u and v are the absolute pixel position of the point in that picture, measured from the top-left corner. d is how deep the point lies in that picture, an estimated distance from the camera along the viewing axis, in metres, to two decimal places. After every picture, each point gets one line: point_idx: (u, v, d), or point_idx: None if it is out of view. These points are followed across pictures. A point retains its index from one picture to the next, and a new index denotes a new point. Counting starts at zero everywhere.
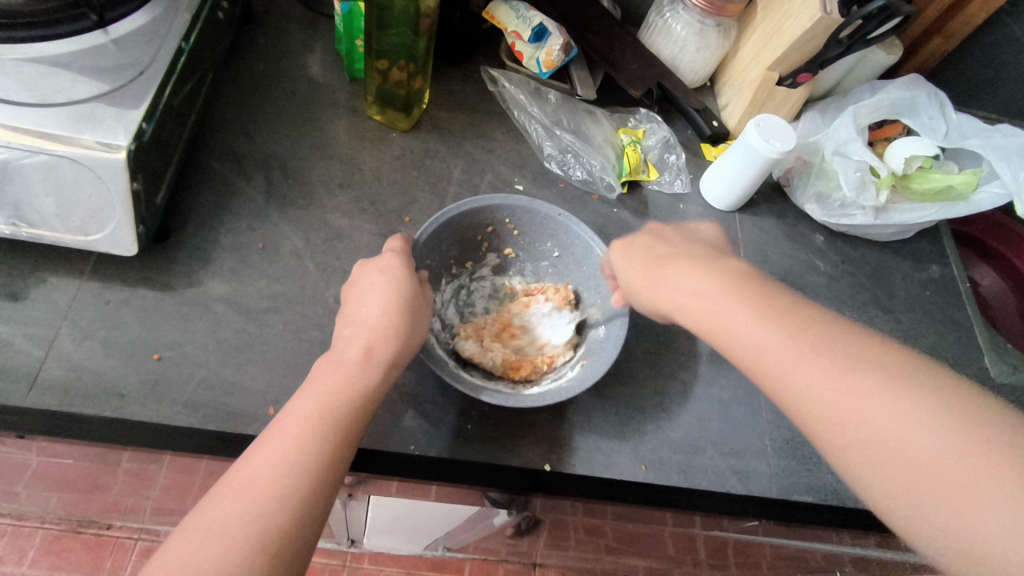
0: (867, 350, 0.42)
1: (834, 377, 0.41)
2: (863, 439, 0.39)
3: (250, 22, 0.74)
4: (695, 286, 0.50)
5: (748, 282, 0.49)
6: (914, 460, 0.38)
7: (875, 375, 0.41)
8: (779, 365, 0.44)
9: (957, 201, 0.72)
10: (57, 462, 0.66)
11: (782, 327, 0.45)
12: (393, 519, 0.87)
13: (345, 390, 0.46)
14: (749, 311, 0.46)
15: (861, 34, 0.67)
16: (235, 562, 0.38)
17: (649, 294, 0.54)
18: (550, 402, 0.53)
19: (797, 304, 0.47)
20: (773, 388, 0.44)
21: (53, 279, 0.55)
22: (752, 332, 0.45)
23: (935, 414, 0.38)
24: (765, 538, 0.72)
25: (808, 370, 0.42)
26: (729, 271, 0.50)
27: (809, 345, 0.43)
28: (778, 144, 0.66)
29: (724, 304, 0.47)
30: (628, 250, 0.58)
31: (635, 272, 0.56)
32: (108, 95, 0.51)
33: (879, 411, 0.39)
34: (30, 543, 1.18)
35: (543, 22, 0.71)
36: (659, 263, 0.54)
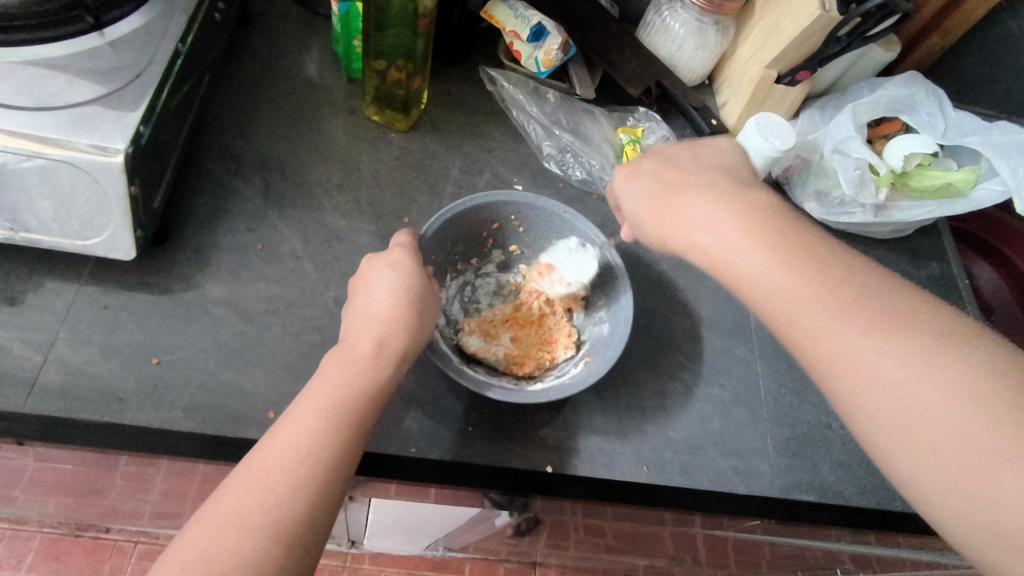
0: (903, 311, 0.42)
1: (871, 340, 0.41)
2: (894, 401, 0.40)
3: (246, 23, 0.74)
4: (720, 226, 0.48)
5: (773, 221, 0.48)
6: (943, 424, 0.38)
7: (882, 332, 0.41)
8: (792, 308, 0.44)
9: (957, 198, 0.72)
10: (55, 467, 0.66)
11: (796, 269, 0.45)
12: (392, 520, 0.87)
13: (356, 382, 0.46)
14: (779, 260, 0.45)
15: (860, 32, 0.67)
16: (250, 554, 0.38)
17: (657, 224, 0.52)
18: (554, 399, 0.53)
19: (832, 255, 0.45)
20: (800, 343, 0.44)
21: (51, 283, 0.55)
22: (783, 284, 0.45)
23: (970, 383, 0.39)
24: (765, 536, 0.72)
25: (826, 319, 0.43)
26: (758, 213, 0.48)
27: (845, 302, 0.43)
28: (778, 142, 0.66)
29: (750, 253, 0.46)
30: (636, 172, 0.57)
31: (641, 203, 0.54)
32: (105, 98, 0.51)
33: (914, 375, 0.40)
34: (28, 547, 1.18)
35: (541, 21, 0.71)
36: (665, 195, 0.53)
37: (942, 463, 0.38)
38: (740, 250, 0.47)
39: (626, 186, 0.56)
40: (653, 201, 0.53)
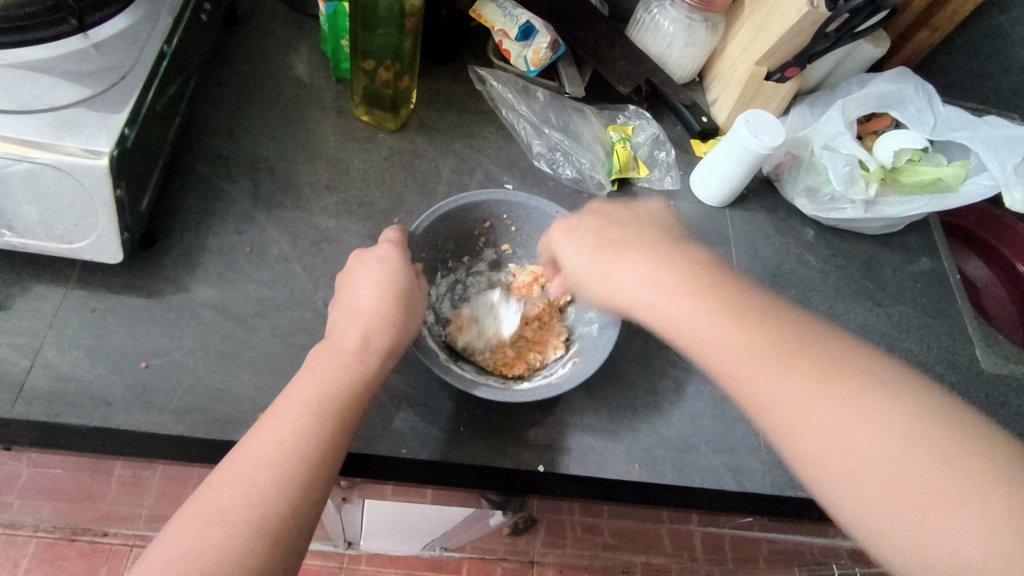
0: (841, 357, 0.43)
1: (813, 395, 0.42)
2: (840, 450, 0.40)
3: (234, 24, 0.74)
4: (669, 290, 0.48)
5: (722, 287, 0.47)
6: (888, 473, 0.39)
7: (822, 386, 0.42)
8: (750, 381, 0.44)
9: (946, 192, 0.73)
10: (46, 471, 0.65)
11: (746, 331, 0.45)
12: (387, 521, 0.87)
13: (341, 377, 0.46)
14: (724, 316, 0.46)
15: (849, 28, 0.66)
16: (235, 550, 0.38)
17: (609, 283, 0.51)
18: (543, 396, 0.53)
19: (774, 309, 0.46)
20: (748, 396, 0.44)
21: (38, 287, 0.54)
22: (730, 342, 0.45)
23: (911, 428, 0.39)
24: (759, 532, 0.72)
25: (780, 387, 0.43)
26: (699, 267, 0.49)
27: (783, 356, 0.43)
28: (768, 139, 0.66)
29: (696, 312, 0.46)
30: (573, 233, 0.56)
31: (585, 258, 0.53)
32: (90, 101, 0.51)
33: (851, 424, 0.40)
34: (23, 552, 1.17)
35: (530, 20, 0.71)
36: (606, 250, 0.53)
37: (889, 505, 0.38)
38: (685, 315, 0.47)
39: (563, 241, 0.56)
40: (593, 262, 0.53)
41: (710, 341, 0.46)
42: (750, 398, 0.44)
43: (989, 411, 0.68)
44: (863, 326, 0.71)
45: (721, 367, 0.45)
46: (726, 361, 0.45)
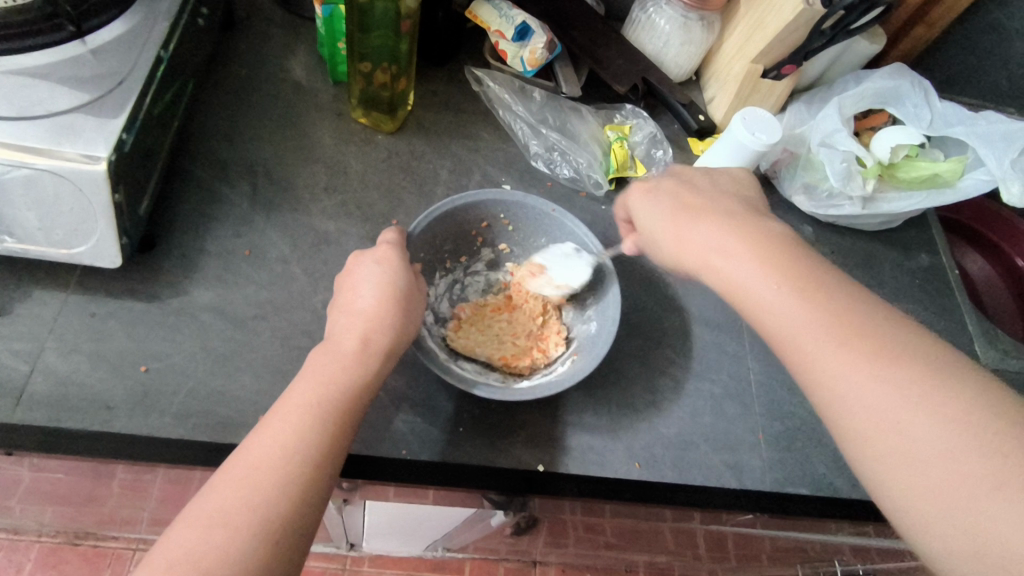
0: (897, 338, 0.43)
1: (872, 371, 0.41)
2: (894, 432, 0.39)
3: (231, 28, 0.74)
4: (738, 255, 0.48)
5: (793, 257, 0.48)
6: (923, 446, 0.39)
7: (876, 356, 0.42)
8: (800, 338, 0.44)
9: (944, 188, 0.73)
10: (49, 476, 0.66)
11: (805, 295, 0.45)
12: (389, 522, 0.87)
13: (340, 379, 0.46)
14: (790, 291, 0.45)
15: (844, 25, 0.67)
16: (236, 552, 0.38)
17: (676, 245, 0.52)
18: (541, 395, 0.53)
19: (845, 292, 0.45)
20: (805, 369, 0.44)
21: (38, 292, 0.55)
22: (793, 317, 0.45)
23: (976, 423, 0.38)
24: (761, 530, 0.72)
25: (832, 351, 0.43)
26: (770, 240, 0.49)
27: (841, 326, 0.43)
28: (763, 137, 0.67)
29: (762, 281, 0.47)
30: (650, 194, 0.57)
31: (660, 219, 0.54)
32: (88, 106, 0.51)
33: (913, 409, 0.39)
34: (26, 556, 1.17)
35: (526, 20, 0.71)
36: (682, 210, 0.54)
37: (939, 497, 0.37)
38: (745, 276, 0.47)
39: (640, 201, 0.57)
40: (667, 224, 0.54)
41: (766, 302, 0.46)
42: (798, 359, 0.44)
43: None
44: None
45: (773, 329, 0.46)
46: (780, 323, 0.45)
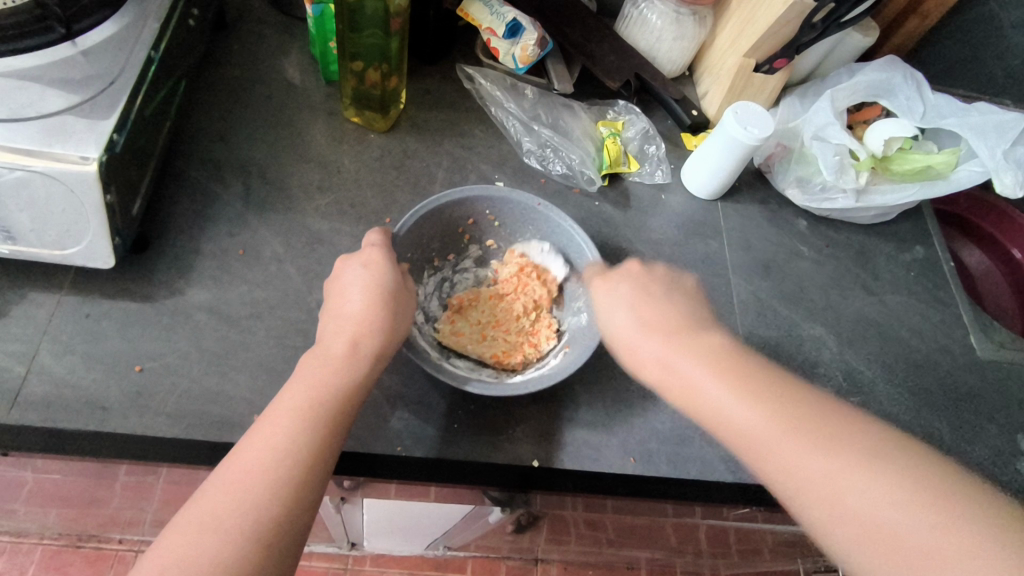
0: (843, 428, 0.45)
1: (811, 452, 0.44)
2: (846, 516, 0.41)
3: (223, 29, 0.74)
4: (683, 351, 0.51)
5: (736, 359, 0.50)
6: (890, 531, 0.40)
7: (824, 449, 0.44)
8: (757, 437, 0.46)
9: (937, 180, 0.73)
10: (48, 478, 0.66)
11: (752, 398, 0.47)
12: (390, 520, 0.87)
13: (332, 381, 0.46)
14: (731, 384, 0.48)
15: (835, 18, 0.67)
16: (227, 555, 0.38)
17: (639, 337, 0.53)
18: (535, 389, 0.53)
19: (774, 378, 0.49)
20: (754, 455, 0.46)
21: (32, 294, 0.55)
22: (744, 418, 0.47)
23: (916, 491, 0.41)
24: (760, 525, 0.72)
25: (787, 449, 0.45)
26: (715, 346, 0.51)
27: (791, 423, 0.45)
28: (757, 131, 0.66)
29: (715, 384, 0.48)
30: (610, 285, 0.58)
31: (629, 319, 0.55)
32: (78, 108, 0.51)
33: (852, 485, 0.42)
34: (29, 559, 1.18)
35: (517, 18, 0.71)
36: (640, 316, 0.55)
37: (893, 564, 0.40)
38: (701, 381, 0.49)
39: (602, 295, 0.58)
40: (629, 325, 0.54)
41: (719, 406, 0.48)
42: (759, 456, 0.45)
43: (986, 399, 0.68)
44: (857, 315, 0.71)
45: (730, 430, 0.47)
46: (734, 425, 0.47)
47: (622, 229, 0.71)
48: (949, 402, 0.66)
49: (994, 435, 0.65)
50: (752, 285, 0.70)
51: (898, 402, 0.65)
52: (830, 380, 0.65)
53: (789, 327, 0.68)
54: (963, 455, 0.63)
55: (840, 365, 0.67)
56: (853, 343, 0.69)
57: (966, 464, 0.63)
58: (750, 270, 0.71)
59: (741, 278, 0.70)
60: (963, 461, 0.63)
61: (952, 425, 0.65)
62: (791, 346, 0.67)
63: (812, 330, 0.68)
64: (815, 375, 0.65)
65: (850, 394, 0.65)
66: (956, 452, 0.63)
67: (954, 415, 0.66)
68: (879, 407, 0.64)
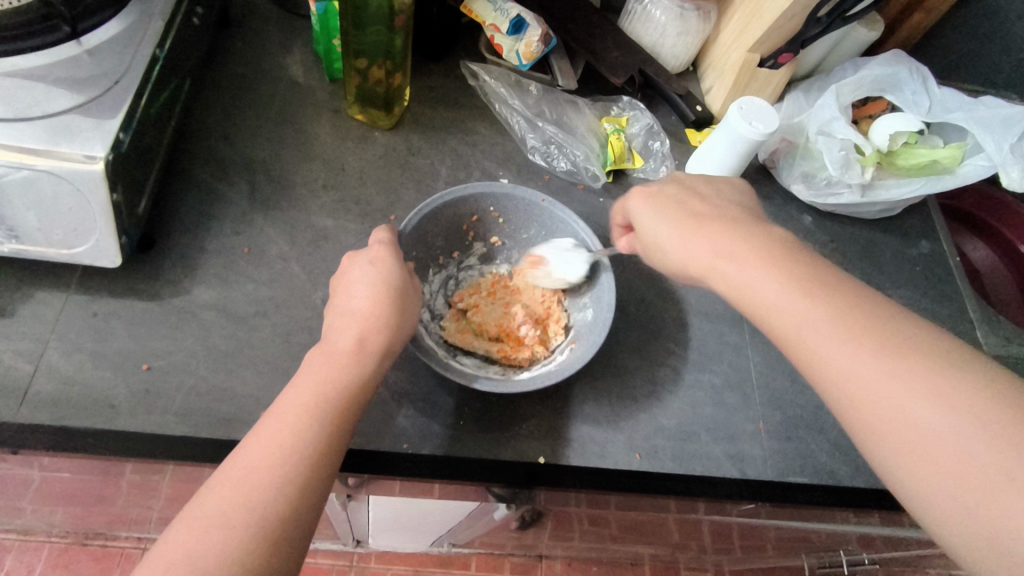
0: (919, 341, 0.41)
1: (884, 373, 0.40)
2: (911, 437, 0.39)
3: (227, 27, 0.74)
4: (739, 257, 0.48)
5: (799, 261, 0.46)
6: (959, 454, 0.37)
7: (892, 360, 0.41)
8: (819, 339, 0.43)
9: (943, 174, 0.73)
10: (56, 476, 0.66)
11: (818, 298, 0.44)
12: (394, 518, 0.88)
13: (336, 379, 0.46)
14: (802, 290, 0.45)
15: (841, 12, 0.66)
16: (233, 552, 0.38)
17: (682, 249, 0.51)
18: (542, 384, 0.53)
19: (819, 265, 0.47)
20: (810, 361, 0.43)
21: (40, 293, 0.55)
22: (803, 317, 0.44)
23: (995, 415, 0.37)
24: (765, 521, 0.72)
25: (851, 354, 0.42)
26: (780, 248, 0.47)
27: (857, 329, 0.42)
28: (762, 126, 0.66)
29: (774, 284, 0.45)
30: (651, 199, 0.55)
31: (664, 226, 0.53)
32: (84, 106, 0.51)
33: (922, 403, 0.39)
34: (37, 557, 1.18)
35: (521, 14, 0.71)
36: (686, 222, 0.52)
37: (959, 492, 0.37)
38: (759, 282, 0.46)
39: (644, 207, 0.55)
40: (676, 233, 0.52)
41: (773, 305, 0.45)
42: (815, 361, 0.43)
43: None
44: None
45: (788, 332, 0.44)
46: (792, 325, 0.44)
47: None
48: None
49: None
50: None
51: None
52: None
53: None
54: None
55: None
56: None
57: None
58: None
59: None
60: None
61: None
62: None
63: None
64: None
65: None
66: None
67: None
68: None
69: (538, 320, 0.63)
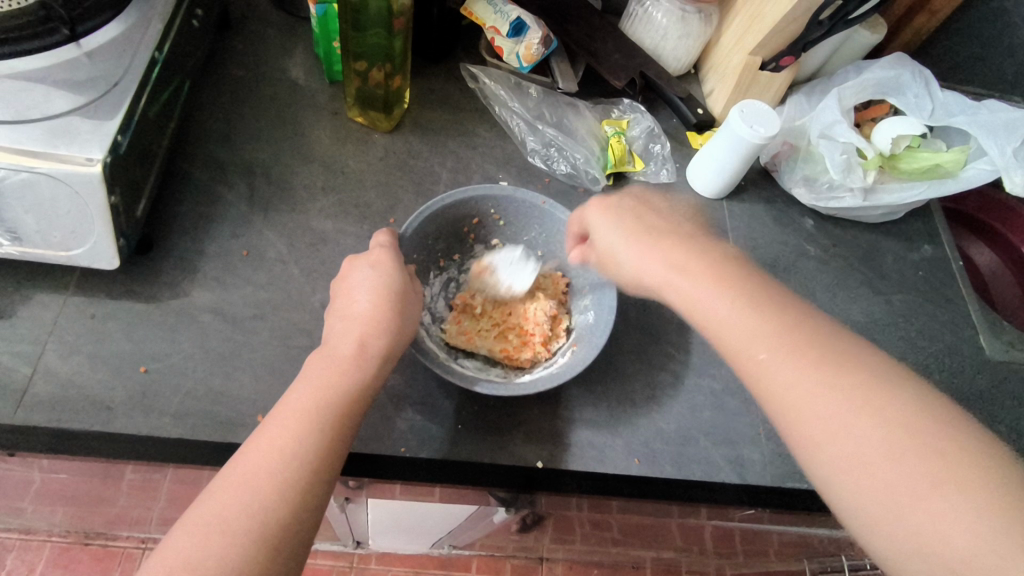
0: (851, 354, 0.41)
1: (821, 386, 0.40)
2: (840, 446, 0.39)
3: (227, 29, 0.74)
4: (684, 268, 0.48)
5: (740, 273, 0.47)
6: (884, 463, 0.37)
7: (821, 372, 0.41)
8: (754, 348, 0.43)
9: (945, 178, 0.72)
10: (55, 477, 0.66)
11: (753, 309, 0.44)
12: (394, 520, 0.88)
13: (337, 383, 0.46)
14: (739, 301, 0.45)
15: (841, 15, 0.67)
16: (233, 558, 0.38)
17: (635, 264, 0.51)
18: (541, 388, 0.53)
19: (758, 276, 0.47)
20: (744, 371, 0.44)
21: (38, 295, 0.55)
22: (740, 327, 0.44)
23: (917, 427, 0.38)
24: (766, 526, 0.72)
25: (785, 365, 0.42)
26: (723, 260, 0.48)
27: (792, 340, 0.42)
28: (762, 129, 0.66)
29: (713, 293, 0.46)
30: (610, 212, 0.55)
31: (619, 237, 0.53)
32: (84, 109, 0.51)
33: (849, 412, 0.39)
34: (37, 556, 1.19)
35: (521, 17, 0.71)
36: (640, 233, 0.52)
37: (881, 499, 0.37)
38: (701, 292, 0.46)
39: (599, 218, 0.56)
40: (628, 244, 0.52)
41: (709, 314, 0.45)
42: (751, 369, 0.43)
43: (996, 400, 0.67)
44: (864, 316, 0.70)
45: (724, 342, 0.45)
46: (729, 338, 0.44)
47: None
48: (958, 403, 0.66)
49: (1003, 437, 0.64)
50: None
51: None
52: None
53: None
54: None
55: None
56: None
57: None
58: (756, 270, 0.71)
59: None
60: None
61: None
62: None
63: None
64: None
65: None
66: None
67: None
68: None
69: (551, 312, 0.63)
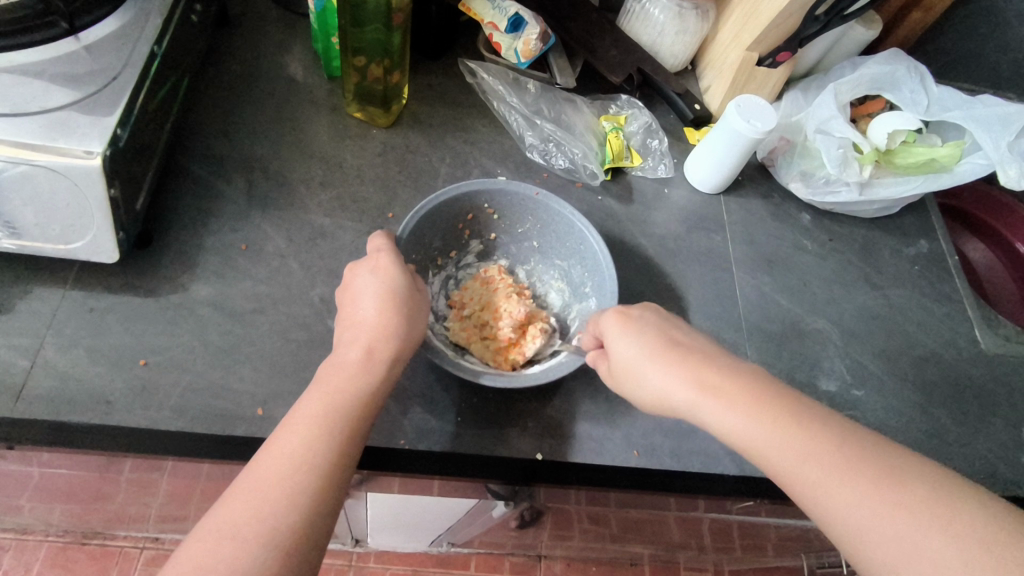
0: (874, 458, 0.41)
1: (848, 491, 0.40)
2: (874, 551, 0.39)
3: (225, 25, 0.74)
4: (706, 379, 0.47)
5: (760, 385, 0.46)
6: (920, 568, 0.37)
7: (843, 474, 0.41)
8: (773, 454, 0.43)
9: (941, 173, 0.73)
10: (54, 473, 0.66)
11: (772, 421, 0.44)
12: (393, 517, 0.88)
13: (347, 390, 0.46)
14: (757, 415, 0.44)
15: (838, 11, 0.66)
16: (245, 562, 0.38)
17: (663, 380, 0.48)
18: (552, 378, 0.54)
19: (772, 386, 0.46)
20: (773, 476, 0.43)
21: (37, 289, 0.55)
22: (761, 437, 0.44)
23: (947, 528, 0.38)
24: (763, 520, 0.72)
25: (811, 467, 0.42)
26: (742, 373, 0.47)
27: (812, 444, 0.42)
28: (760, 124, 0.66)
29: (732, 405, 0.45)
30: (631, 325, 0.53)
31: (643, 354, 0.50)
32: (80, 103, 0.51)
33: (876, 515, 0.39)
34: (34, 556, 1.18)
35: (519, 12, 0.71)
36: (664, 348, 0.50)
37: None
38: (721, 408, 0.45)
39: (621, 327, 0.53)
40: (653, 359, 0.50)
41: (731, 425, 0.45)
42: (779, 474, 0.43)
43: (991, 393, 0.67)
44: (861, 310, 0.71)
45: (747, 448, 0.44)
46: (752, 446, 0.44)
47: (625, 223, 0.71)
48: (954, 396, 0.66)
49: (999, 429, 0.65)
50: (755, 279, 0.70)
51: (901, 396, 0.65)
52: (834, 373, 0.65)
53: (793, 321, 0.68)
54: (968, 449, 0.63)
55: (844, 359, 0.67)
56: (859, 337, 0.68)
57: (971, 458, 0.63)
58: (753, 264, 0.71)
59: (745, 272, 0.70)
60: (969, 455, 0.63)
61: (957, 420, 0.65)
62: (794, 340, 0.67)
63: (816, 324, 0.68)
64: (819, 369, 0.65)
65: (854, 387, 0.65)
66: (960, 448, 0.63)
67: (959, 409, 0.66)
68: (883, 401, 0.64)
69: (521, 322, 0.62)
